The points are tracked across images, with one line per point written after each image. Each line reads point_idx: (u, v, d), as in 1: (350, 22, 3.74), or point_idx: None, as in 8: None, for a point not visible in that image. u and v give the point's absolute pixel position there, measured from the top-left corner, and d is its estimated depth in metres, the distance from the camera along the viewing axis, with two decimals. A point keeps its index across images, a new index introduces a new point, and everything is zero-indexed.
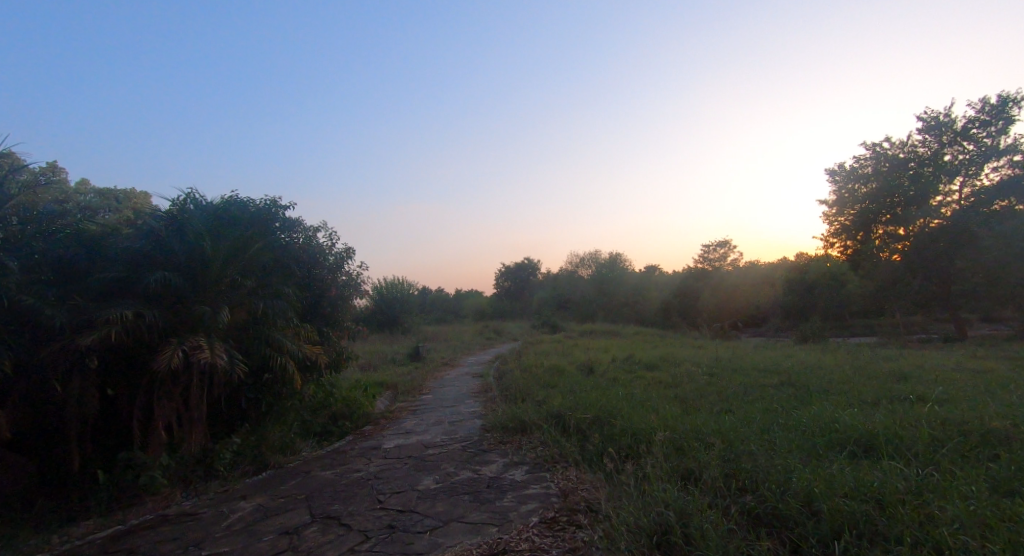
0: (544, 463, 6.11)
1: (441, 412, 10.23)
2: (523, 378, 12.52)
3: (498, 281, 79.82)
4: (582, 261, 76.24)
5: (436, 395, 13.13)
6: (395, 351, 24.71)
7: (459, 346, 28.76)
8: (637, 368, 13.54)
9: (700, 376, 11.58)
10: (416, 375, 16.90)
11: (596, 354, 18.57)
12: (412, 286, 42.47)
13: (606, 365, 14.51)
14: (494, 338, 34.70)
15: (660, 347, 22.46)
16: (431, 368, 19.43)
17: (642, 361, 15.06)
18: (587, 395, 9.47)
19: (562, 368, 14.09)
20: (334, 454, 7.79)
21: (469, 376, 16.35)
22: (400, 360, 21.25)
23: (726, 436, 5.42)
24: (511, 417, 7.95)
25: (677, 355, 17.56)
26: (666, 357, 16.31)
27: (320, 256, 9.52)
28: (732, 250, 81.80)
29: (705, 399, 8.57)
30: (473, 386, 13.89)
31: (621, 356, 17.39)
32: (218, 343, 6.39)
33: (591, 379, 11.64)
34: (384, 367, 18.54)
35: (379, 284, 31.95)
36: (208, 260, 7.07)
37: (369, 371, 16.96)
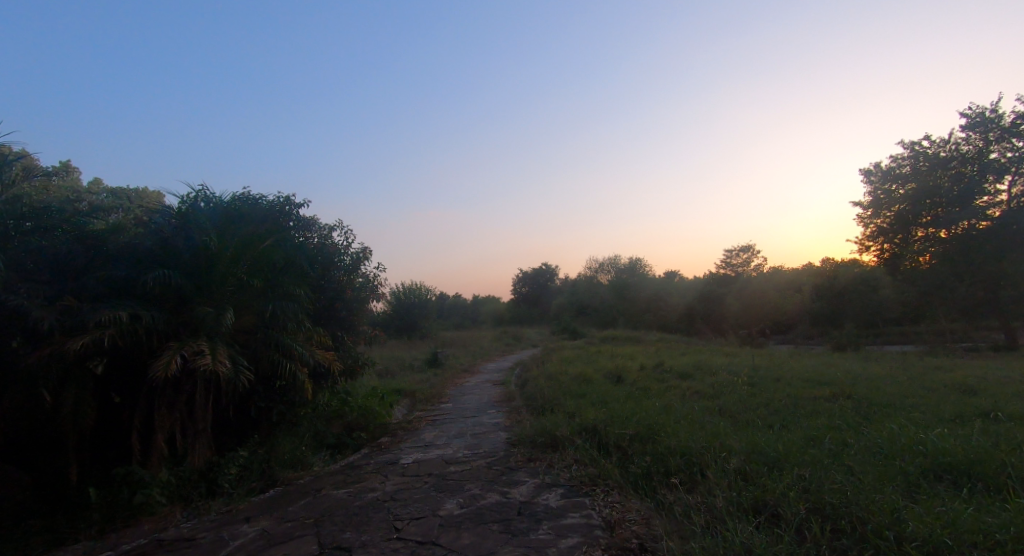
0: (581, 486, 5.43)
1: (462, 423, 9.60)
2: (548, 387, 11.87)
3: (516, 286, 79.11)
4: (601, 266, 75.23)
5: (456, 403, 12.50)
6: (413, 357, 24.12)
7: (478, 352, 28.11)
8: (669, 377, 12.80)
9: (740, 386, 10.79)
10: (435, 382, 16.31)
11: (623, 362, 17.84)
12: (430, 291, 41.97)
13: (635, 373, 13.78)
14: (513, 344, 33.99)
15: (688, 355, 21.61)
16: (451, 375, 18.80)
17: (673, 370, 14.30)
18: (620, 406, 8.79)
19: (588, 376, 13.40)
20: (348, 470, 7.18)
21: (490, 384, 15.69)
22: (418, 366, 20.68)
23: (797, 461, 4.70)
24: (541, 431, 7.29)
25: (708, 363, 16.76)
26: (696, 365, 15.54)
27: (336, 257, 9.00)
28: (756, 256, 80.10)
29: (752, 411, 7.86)
30: (495, 395, 13.25)
31: (649, 364, 16.63)
32: (222, 348, 5.83)
33: (621, 389, 10.92)
34: (402, 374, 17.97)
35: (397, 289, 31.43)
36: (215, 259, 6.53)
37: (386, 377, 16.42)
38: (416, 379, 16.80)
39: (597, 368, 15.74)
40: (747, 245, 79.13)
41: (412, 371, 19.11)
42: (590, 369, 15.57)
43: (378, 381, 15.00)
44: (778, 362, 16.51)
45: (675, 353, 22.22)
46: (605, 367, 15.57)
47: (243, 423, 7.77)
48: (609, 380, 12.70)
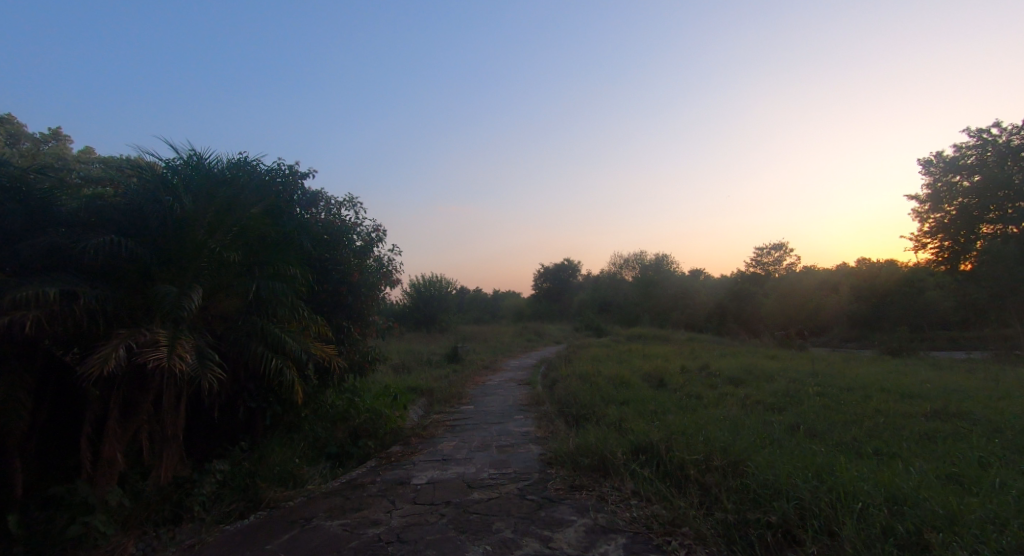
0: (650, 536, 4.05)
1: (485, 432, 8.27)
2: (582, 389, 10.54)
3: (537, 281, 77.61)
4: (625, 262, 73.37)
5: (477, 405, 11.23)
6: (431, 351, 22.93)
7: (499, 347, 26.82)
8: (719, 383, 11.38)
9: (807, 396, 9.36)
10: (455, 380, 15.06)
11: (659, 363, 16.40)
12: (450, 284, 40.80)
13: (678, 376, 12.36)
14: (535, 340, 32.66)
15: (727, 357, 20.00)
16: (471, 371, 17.58)
17: (719, 374, 12.85)
18: (675, 418, 7.43)
19: (626, 378, 12.02)
20: (348, 490, 5.89)
21: (514, 383, 14.39)
22: (436, 362, 19.42)
23: (977, 527, 3.30)
24: (585, 449, 5.95)
25: (755, 366, 15.24)
26: (743, 369, 14.04)
27: (346, 235, 7.72)
28: (788, 254, 77.55)
29: (841, 431, 6.47)
30: (521, 396, 11.93)
31: (690, 366, 15.18)
32: (187, 338, 4.54)
33: (669, 396, 9.55)
34: (419, 370, 16.72)
35: (416, 281, 30.32)
36: (186, 229, 5.23)
37: (401, 374, 15.18)
38: (434, 376, 15.54)
39: (632, 369, 14.32)
40: (779, 243, 76.47)
41: (429, 367, 17.90)
42: (626, 369, 14.18)
43: (392, 378, 13.82)
44: (835, 367, 14.93)
45: (714, 355, 20.62)
46: (642, 369, 14.14)
47: (227, 428, 6.52)
48: (651, 384, 11.29)
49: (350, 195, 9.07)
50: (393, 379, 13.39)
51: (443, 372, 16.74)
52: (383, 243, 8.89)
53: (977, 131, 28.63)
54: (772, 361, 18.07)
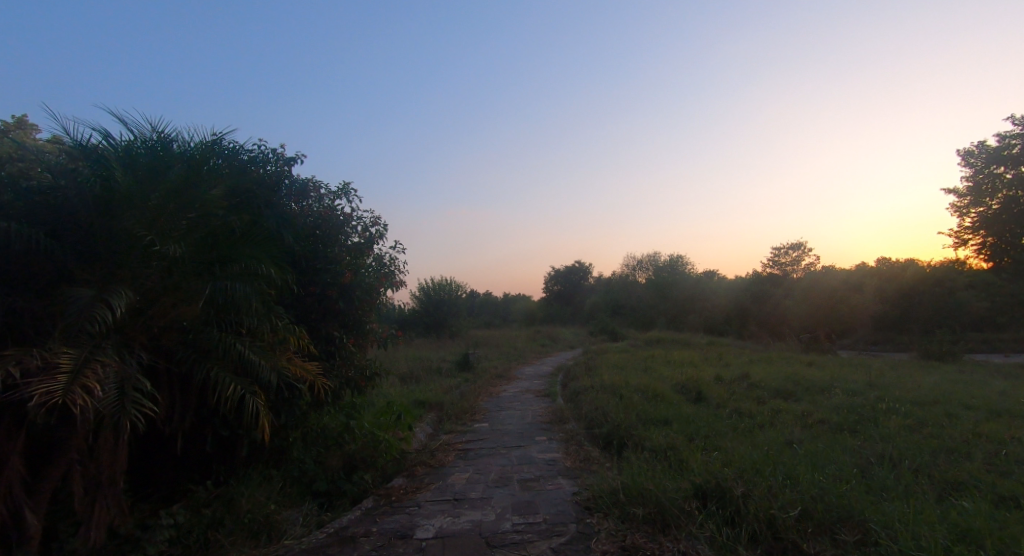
0: None
1: (504, 460, 7.04)
2: (612, 404, 9.34)
3: (548, 284, 76.25)
4: (639, 263, 71.93)
5: (493, 422, 10.03)
6: (440, 358, 21.76)
7: (512, 353, 25.66)
8: (764, 398, 10.14)
9: (875, 417, 8.12)
10: (466, 391, 13.94)
11: (688, 371, 15.19)
12: (461, 288, 39.73)
13: (716, 388, 11.13)
14: (549, 345, 31.47)
15: (758, 364, 18.70)
16: (484, 380, 16.42)
17: (761, 384, 11.59)
18: (733, 445, 6.24)
19: (658, 390, 10.79)
20: (335, 546, 4.64)
21: (531, 395, 13.18)
22: (445, 370, 18.24)
23: None
24: (635, 491, 4.73)
25: (795, 375, 14.01)
26: (785, 379, 12.79)
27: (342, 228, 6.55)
28: (805, 255, 75.81)
29: (950, 469, 5.25)
30: (540, 410, 10.73)
31: (724, 374, 13.95)
32: (103, 359, 3.33)
33: (714, 416, 8.32)
34: (427, 380, 15.56)
35: (426, 285, 29.28)
36: (113, 218, 4.03)
37: (408, 386, 14.02)
38: (444, 386, 14.38)
39: (660, 379, 13.11)
40: (796, 243, 74.73)
41: (438, 376, 16.74)
42: (654, 379, 12.96)
43: (397, 390, 12.72)
44: (884, 377, 13.65)
45: (743, 362, 19.37)
46: (671, 379, 12.94)
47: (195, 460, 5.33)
48: (687, 399, 10.08)
49: (345, 182, 7.57)
50: (397, 392, 12.23)
51: (455, 382, 15.58)
52: (389, 243, 7.55)
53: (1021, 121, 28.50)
54: (810, 369, 16.78)
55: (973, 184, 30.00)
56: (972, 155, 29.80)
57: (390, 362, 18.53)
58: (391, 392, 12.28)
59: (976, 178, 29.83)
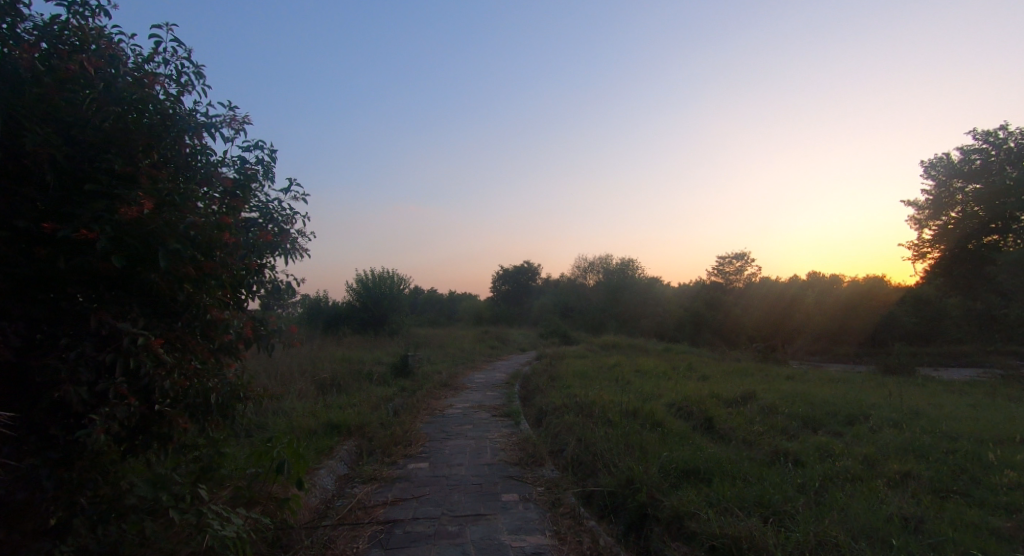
0: None
1: (457, 548, 4.21)
2: (605, 439, 6.72)
3: (496, 283, 73.34)
4: (589, 265, 70.17)
5: (436, 456, 7.22)
6: (373, 361, 18.58)
7: (459, 356, 22.69)
8: (793, 428, 7.79)
9: (974, 470, 5.79)
10: (402, 406, 10.99)
11: (669, 385, 12.85)
12: (403, 282, 36.38)
13: (725, 410, 8.73)
14: (499, 347, 28.68)
15: (737, 377, 16.60)
16: (426, 390, 13.51)
17: (775, 405, 9.27)
18: (848, 542, 3.71)
19: (655, 413, 8.28)
20: None
21: (485, 412, 10.38)
22: (380, 377, 15.18)
23: None
24: None
25: (798, 392, 11.85)
26: (794, 398, 10.56)
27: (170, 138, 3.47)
28: (750, 264, 76.54)
29: None
30: (502, 440, 8.01)
31: (717, 390, 11.63)
32: None
33: (757, 464, 5.80)
34: (354, 389, 12.49)
35: (362, 277, 26.02)
36: None
37: (327, 399, 10.92)
38: (376, 398, 11.40)
39: (646, 396, 10.62)
40: (742, 251, 75.15)
41: (368, 383, 13.69)
42: (639, 397, 10.48)
43: (310, 407, 9.68)
44: (900, 397, 11.65)
45: (721, 374, 17.20)
46: (659, 396, 10.49)
47: None
48: (696, 430, 7.61)
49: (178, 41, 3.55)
50: (307, 411, 9.19)
51: (389, 393, 12.63)
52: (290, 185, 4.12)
53: (983, 136, 26.51)
54: (802, 383, 14.73)
55: (933, 198, 27.95)
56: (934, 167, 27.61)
57: (309, 365, 15.25)
58: (299, 409, 9.25)
59: (936, 192, 27.82)
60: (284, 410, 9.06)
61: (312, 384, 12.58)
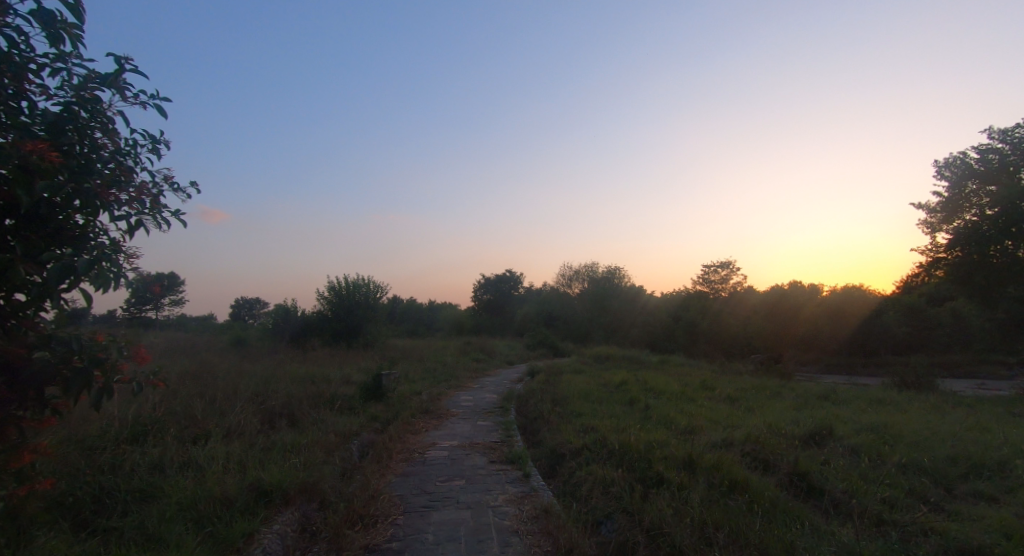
0: None
1: None
2: (679, 527, 4.36)
3: (477, 292, 70.33)
4: (574, 274, 67.91)
5: (414, 547, 4.74)
6: (340, 382, 15.92)
7: (440, 372, 20.11)
8: (923, 491, 5.51)
9: None
10: (371, 448, 8.45)
11: (701, 412, 10.61)
12: (380, 290, 33.73)
13: (807, 453, 6.50)
14: (484, 361, 26.07)
15: (763, 397, 14.43)
16: (402, 418, 11.00)
17: (862, 442, 7.08)
18: None
19: (720, 460, 6.01)
20: None
21: (481, 456, 7.94)
22: (347, 403, 12.64)
23: None
24: None
25: (859, 419, 9.72)
26: (869, 428, 8.41)
27: None
28: (734, 273, 75.04)
29: None
30: (512, 512, 5.61)
31: (765, 421, 9.41)
32: None
33: None
34: (312, 423, 9.98)
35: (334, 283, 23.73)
36: None
37: (272, 440, 8.37)
38: (339, 438, 8.91)
39: (683, 433, 8.34)
40: (727, 260, 73.68)
41: (332, 413, 11.15)
42: (675, 434, 8.21)
43: (246, 453, 7.17)
44: (983, 427, 9.53)
45: (741, 393, 15.01)
46: (701, 431, 8.24)
47: None
48: (793, 499, 5.32)
49: None
50: (241, 463, 6.70)
51: (357, 427, 10.12)
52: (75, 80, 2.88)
53: (1002, 134, 24.71)
54: (842, 406, 12.65)
55: (947, 199, 25.70)
56: (947, 168, 25.68)
57: (260, 391, 12.59)
58: (230, 462, 6.76)
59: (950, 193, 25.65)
60: (206, 461, 6.55)
61: (260, 418, 10.03)
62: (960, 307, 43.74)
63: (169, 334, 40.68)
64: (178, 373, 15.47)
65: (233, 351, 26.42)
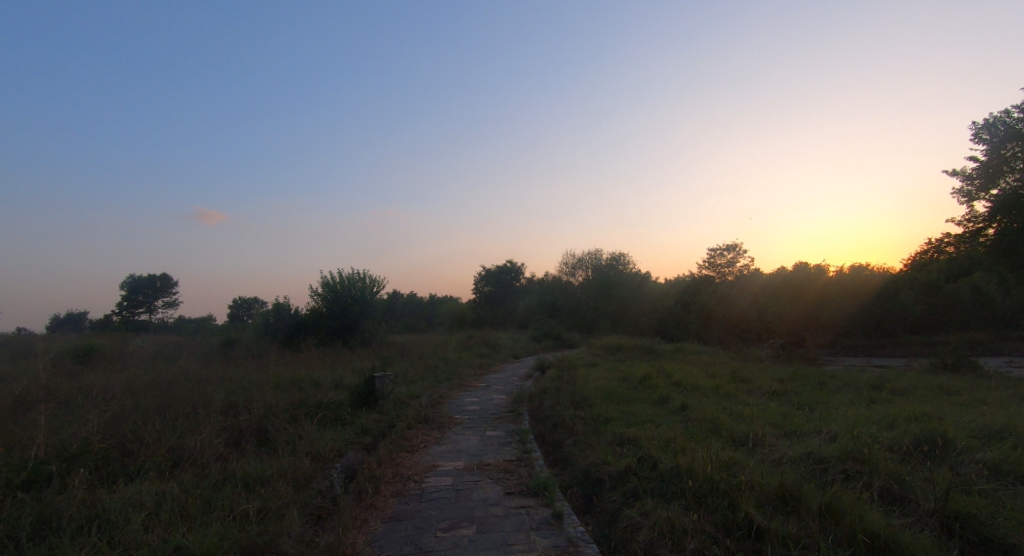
0: None
1: None
2: None
3: (478, 285, 68.41)
4: (577, 262, 66.03)
5: None
6: (330, 387, 14.22)
7: (442, 370, 18.44)
8: None
9: None
10: (355, 477, 6.72)
11: (752, 414, 8.88)
12: (377, 284, 32.13)
13: (944, 477, 4.75)
14: (489, 356, 24.35)
15: (809, 389, 12.69)
16: (397, 431, 9.27)
17: (1001, 455, 5.33)
18: None
19: (836, 496, 4.29)
20: None
21: (495, 485, 6.19)
22: (334, 413, 10.91)
23: None
24: None
25: (950, 416, 8.00)
26: (982, 431, 6.68)
27: None
28: (741, 256, 73.13)
29: None
30: None
31: (840, 423, 7.67)
32: None
33: None
34: (286, 444, 8.24)
35: (329, 278, 22.41)
36: None
37: (229, 471, 6.62)
38: (317, 463, 7.18)
39: (749, 448, 6.60)
40: (733, 244, 71.73)
41: (313, 428, 9.42)
42: (740, 449, 6.47)
43: (186, 497, 5.43)
44: None
45: (782, 385, 13.29)
46: (773, 445, 6.48)
47: None
48: None
49: None
50: (172, 514, 4.96)
51: (343, 446, 8.39)
52: None
53: None
54: (907, 397, 10.92)
55: (983, 165, 23.84)
56: (982, 131, 23.71)
57: (231, 406, 10.88)
58: (158, 512, 5.03)
59: (988, 159, 23.74)
60: (122, 515, 4.82)
61: (223, 440, 8.29)
62: (982, 281, 41.97)
63: (158, 338, 38.87)
64: (145, 382, 13.71)
65: (218, 355, 24.67)
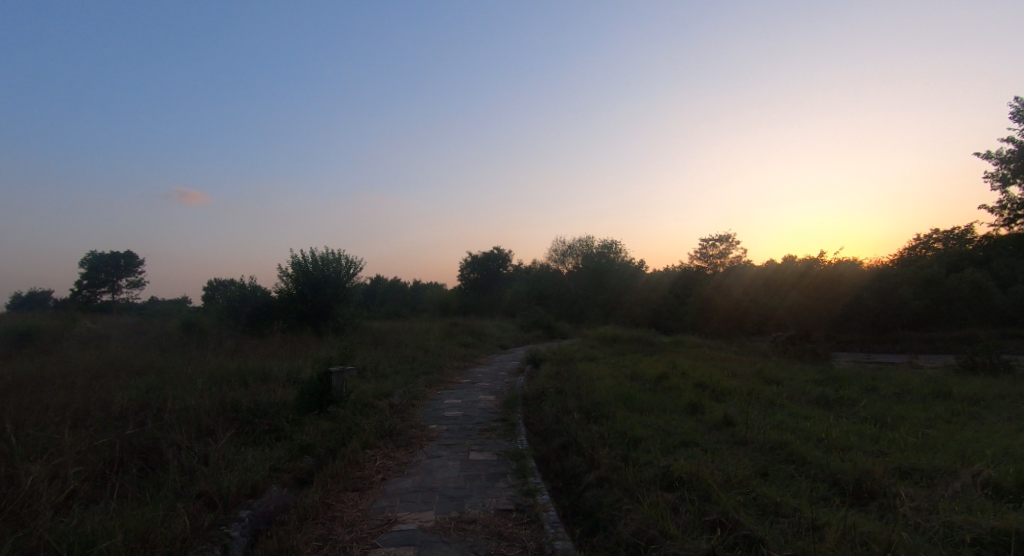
0: None
1: None
2: None
3: (463, 271, 65.74)
4: (567, 249, 63.54)
5: None
6: (279, 384, 11.64)
7: (420, 361, 15.95)
8: None
9: None
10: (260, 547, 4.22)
11: (835, 436, 6.47)
12: (354, 266, 29.40)
13: None
14: (474, 346, 21.86)
15: (867, 392, 10.37)
16: (346, 451, 6.77)
17: None
18: None
19: None
20: None
21: None
22: (272, 422, 8.34)
23: None
24: None
25: None
26: None
27: None
28: (733, 248, 71.21)
29: None
30: None
31: (976, 458, 5.36)
32: None
33: None
34: (180, 475, 5.71)
35: (298, 258, 20.05)
36: None
37: (50, 539, 4.08)
38: (206, 517, 4.66)
39: (882, 517, 4.20)
40: (727, 235, 69.74)
41: (232, 446, 6.87)
42: (872, 514, 4.08)
43: None
44: None
45: (828, 388, 10.96)
46: (925, 507, 4.10)
47: None
48: None
49: None
50: None
51: (265, 480, 5.87)
52: None
53: None
54: (999, 408, 8.68)
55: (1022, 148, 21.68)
56: (1023, 110, 21.47)
57: (133, 414, 8.25)
58: None
59: None
60: None
61: (90, 469, 5.77)
62: (987, 275, 40.28)
63: (114, 320, 35.67)
64: (46, 375, 11.04)
65: (169, 339, 21.92)
